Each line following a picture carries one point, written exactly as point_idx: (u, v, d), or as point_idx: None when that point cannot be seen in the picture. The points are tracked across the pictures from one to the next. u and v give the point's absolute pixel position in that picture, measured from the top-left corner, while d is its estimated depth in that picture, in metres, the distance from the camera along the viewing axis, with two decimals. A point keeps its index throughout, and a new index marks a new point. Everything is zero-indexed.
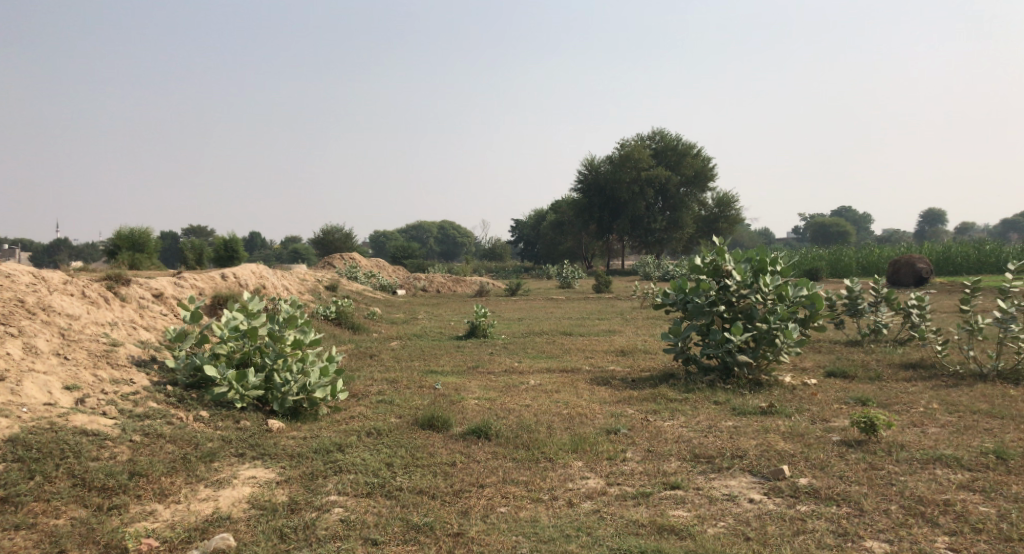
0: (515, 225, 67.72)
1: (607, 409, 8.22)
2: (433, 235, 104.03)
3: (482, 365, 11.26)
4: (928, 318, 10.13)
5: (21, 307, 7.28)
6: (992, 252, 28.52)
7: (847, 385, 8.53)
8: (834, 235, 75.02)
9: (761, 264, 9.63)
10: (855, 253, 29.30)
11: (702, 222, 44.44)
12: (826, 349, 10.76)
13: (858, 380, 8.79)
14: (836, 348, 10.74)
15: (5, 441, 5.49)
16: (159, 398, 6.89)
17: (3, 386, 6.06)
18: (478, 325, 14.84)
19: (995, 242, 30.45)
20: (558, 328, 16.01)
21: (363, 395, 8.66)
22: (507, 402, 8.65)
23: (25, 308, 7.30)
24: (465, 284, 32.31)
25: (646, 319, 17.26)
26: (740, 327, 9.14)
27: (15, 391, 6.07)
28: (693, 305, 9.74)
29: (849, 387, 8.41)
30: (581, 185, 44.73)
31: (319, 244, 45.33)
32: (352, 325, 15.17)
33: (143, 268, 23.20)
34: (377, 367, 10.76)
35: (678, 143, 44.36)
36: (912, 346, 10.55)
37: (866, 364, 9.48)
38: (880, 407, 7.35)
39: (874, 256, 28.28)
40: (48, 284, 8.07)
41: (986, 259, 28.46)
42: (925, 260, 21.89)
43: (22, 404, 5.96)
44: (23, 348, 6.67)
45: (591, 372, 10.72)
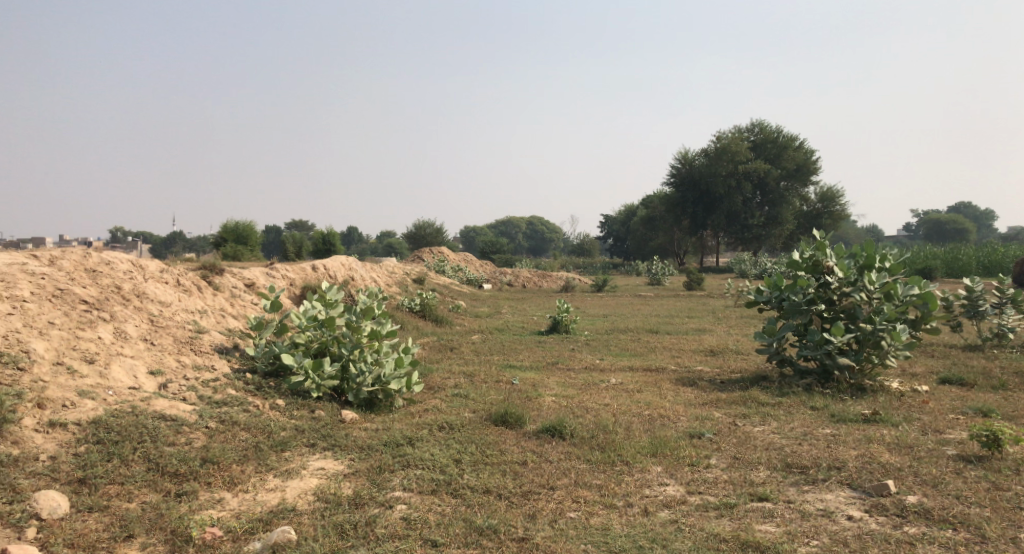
0: (605, 221, 66.95)
1: (691, 412, 7.78)
2: (523, 230, 104.12)
3: (561, 361, 10.90)
4: None
5: (117, 292, 7.19)
6: None
7: (964, 393, 7.77)
8: (949, 233, 71.15)
9: (868, 261, 9.06)
10: (973, 253, 27.44)
11: (803, 218, 42.71)
12: (939, 354, 9.91)
13: (977, 389, 8.03)
14: (950, 353, 9.90)
15: (88, 423, 5.42)
16: (238, 385, 6.67)
17: (92, 369, 5.97)
18: (561, 321, 14.51)
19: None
20: (644, 326, 15.50)
21: (439, 388, 8.46)
22: (586, 400, 8.28)
23: (121, 293, 7.21)
24: (551, 278, 32.03)
25: (739, 319, 16.53)
26: (841, 327, 8.52)
27: (102, 375, 5.97)
28: (789, 303, 9.20)
29: (966, 395, 7.67)
30: (674, 180, 43.83)
31: (410, 238, 45.88)
32: (436, 318, 15.07)
33: (241, 260, 23.82)
34: (456, 360, 10.56)
35: (777, 136, 42.76)
36: None
37: (986, 371, 8.65)
38: (1003, 420, 6.64)
39: (997, 256, 26.41)
40: (145, 271, 8.04)
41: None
42: None
43: (108, 387, 5.86)
44: (113, 332, 6.53)
45: (676, 372, 10.23)
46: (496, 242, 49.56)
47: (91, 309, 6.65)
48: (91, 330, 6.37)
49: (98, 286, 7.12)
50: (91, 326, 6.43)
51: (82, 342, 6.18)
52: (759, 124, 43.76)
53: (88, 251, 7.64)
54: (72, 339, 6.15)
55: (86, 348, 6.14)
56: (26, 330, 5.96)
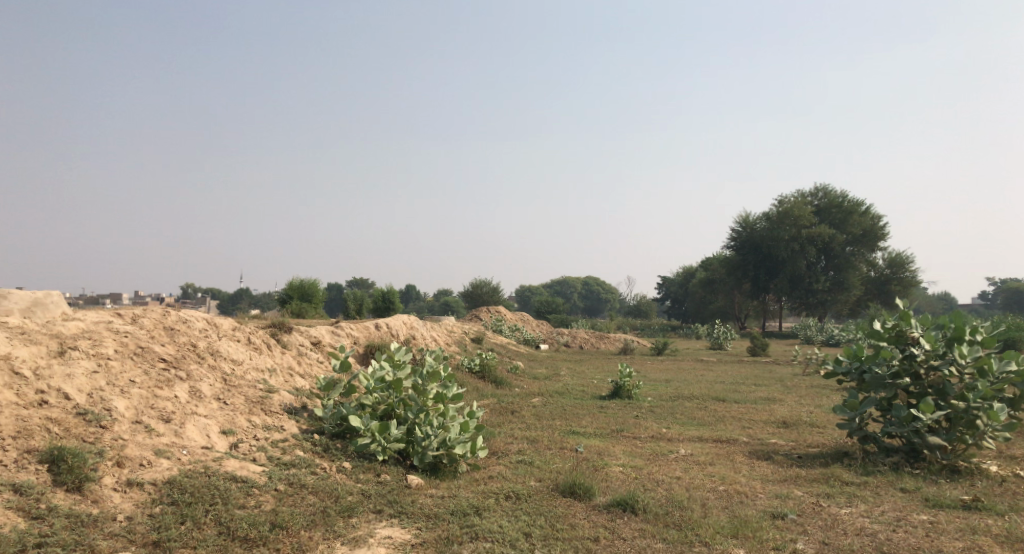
0: (661, 282, 66.39)
1: (769, 489, 7.46)
2: (578, 290, 103.84)
3: (628, 429, 10.59)
4: None
5: (193, 351, 7.23)
6: None
7: None
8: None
9: (957, 332, 8.67)
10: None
11: (870, 284, 41.62)
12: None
13: None
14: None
15: (164, 483, 5.36)
16: (306, 446, 6.57)
17: (169, 428, 5.94)
18: (624, 386, 14.19)
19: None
20: (709, 393, 15.05)
21: (503, 453, 8.24)
22: (656, 472, 7.97)
23: (196, 352, 7.25)
24: (609, 339, 31.69)
25: (808, 388, 15.93)
26: (931, 404, 8.24)
27: (178, 433, 5.94)
28: (871, 375, 8.85)
29: None
30: (734, 243, 43.38)
31: (467, 297, 46.07)
32: (496, 379, 14.88)
33: (303, 317, 24.12)
34: (519, 424, 10.33)
35: (842, 200, 42.04)
36: None
37: None
38: None
39: None
40: (219, 328, 8.11)
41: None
42: None
43: (182, 446, 5.83)
44: (189, 391, 6.53)
45: (748, 444, 9.84)
46: (552, 301, 49.42)
47: (169, 367, 6.67)
48: (169, 389, 6.37)
49: (175, 344, 7.17)
50: (169, 385, 6.44)
51: (160, 400, 6.18)
52: (822, 188, 43.14)
53: (166, 309, 7.73)
54: (151, 398, 6.15)
55: (163, 407, 6.13)
56: (109, 387, 5.99)
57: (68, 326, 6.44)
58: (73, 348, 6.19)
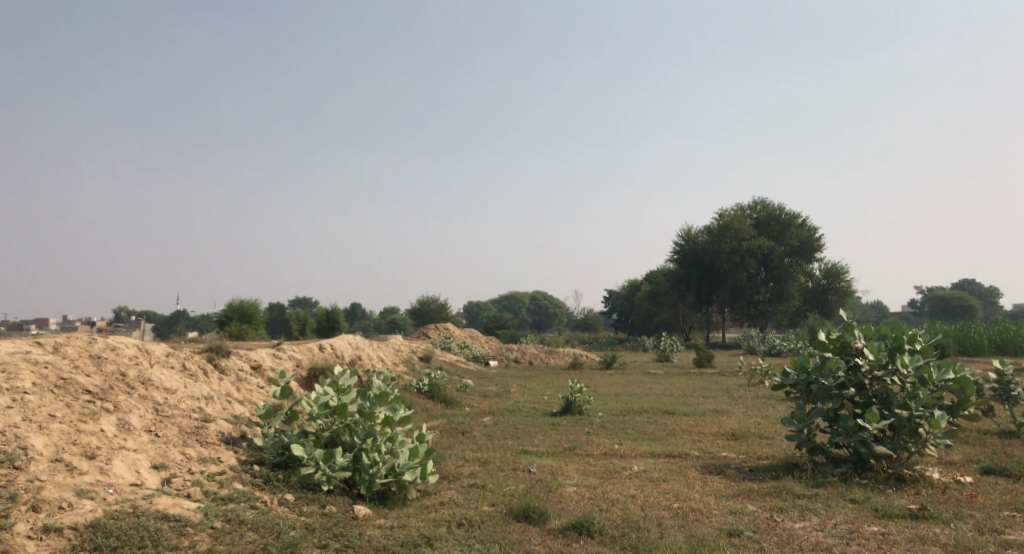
0: (607, 296, 66.82)
1: (723, 505, 7.37)
2: (526, 306, 103.96)
3: (579, 446, 10.43)
4: None
5: (122, 381, 6.83)
6: None
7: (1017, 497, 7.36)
8: (955, 309, 71.11)
9: (897, 342, 8.76)
10: (985, 330, 27.75)
11: (809, 294, 42.51)
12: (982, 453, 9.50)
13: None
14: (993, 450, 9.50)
15: (86, 527, 4.99)
16: (245, 479, 6.23)
17: (93, 465, 5.56)
18: (573, 402, 14.05)
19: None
20: (659, 406, 15.02)
21: (454, 477, 7.99)
22: (609, 491, 7.82)
23: (125, 381, 6.85)
24: (558, 354, 31.64)
25: (755, 399, 16.03)
26: (876, 414, 8.27)
27: (103, 471, 5.56)
28: (818, 387, 8.88)
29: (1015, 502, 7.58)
30: (677, 256, 43.87)
31: (414, 315, 45.64)
32: (445, 398, 14.60)
33: (244, 339, 23.45)
34: (469, 445, 10.09)
35: (780, 213, 42.92)
36: None
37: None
38: None
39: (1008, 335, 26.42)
40: (150, 355, 7.71)
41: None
42: None
43: (108, 485, 5.45)
44: (116, 424, 6.14)
45: (700, 459, 9.77)
46: (501, 317, 49.26)
47: (94, 400, 6.27)
48: (93, 423, 5.98)
49: (102, 374, 6.77)
50: (94, 418, 6.05)
51: (83, 436, 5.79)
52: (761, 201, 43.98)
53: (92, 337, 7.30)
54: (73, 434, 5.76)
55: (87, 443, 5.74)
56: (25, 424, 5.59)
57: None
58: None
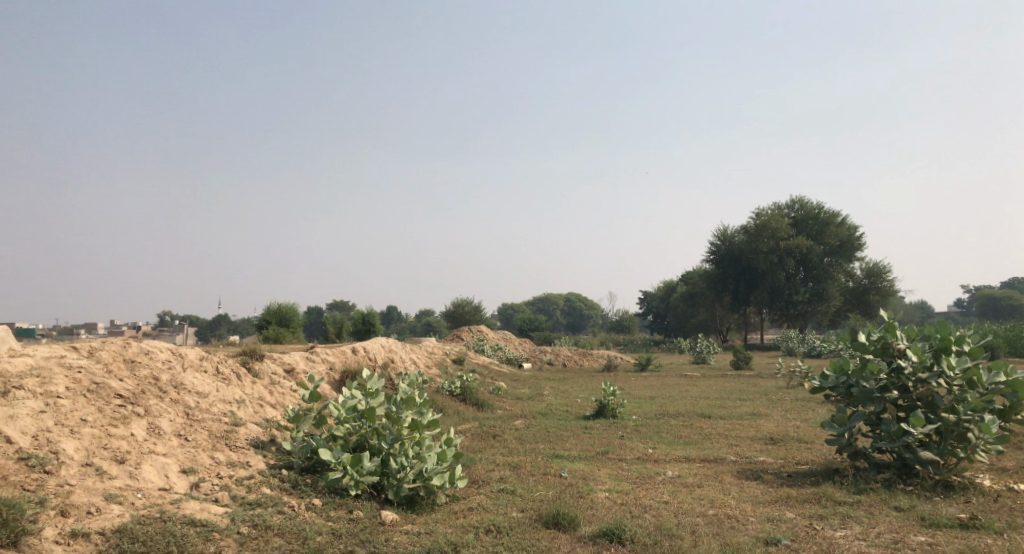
0: (643, 297, 66.32)
1: (761, 512, 7.16)
2: (560, 307, 103.66)
3: (613, 450, 10.25)
4: None
5: (154, 384, 6.84)
6: None
7: None
8: (1001, 309, 69.46)
9: (943, 343, 8.51)
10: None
11: (849, 294, 41.70)
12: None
13: None
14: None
15: (113, 532, 4.97)
16: (273, 483, 6.19)
17: (122, 469, 5.55)
18: (607, 405, 13.86)
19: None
20: (694, 409, 14.76)
21: (484, 482, 7.88)
22: (643, 497, 7.65)
23: (158, 385, 6.86)
24: (592, 357, 31.42)
25: (794, 402, 15.70)
26: (921, 418, 7.99)
27: (132, 475, 5.55)
28: (859, 389, 8.62)
29: None
30: (713, 256, 43.34)
31: (449, 317, 45.74)
32: (478, 401, 14.51)
33: (280, 342, 23.63)
34: (500, 449, 9.98)
35: (819, 212, 42.18)
36: None
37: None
38: None
39: None
40: (183, 358, 7.72)
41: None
42: None
43: (136, 490, 5.44)
44: (146, 428, 6.14)
45: (736, 463, 9.55)
46: (535, 319, 49.10)
47: (125, 404, 6.28)
48: (124, 427, 5.98)
49: (135, 378, 6.78)
50: (124, 422, 6.04)
51: (113, 440, 5.78)
52: (799, 200, 43.28)
53: (126, 340, 7.33)
54: (103, 438, 5.76)
55: (117, 447, 5.74)
56: (56, 428, 5.60)
57: (15, 363, 6.04)
58: (20, 388, 5.79)
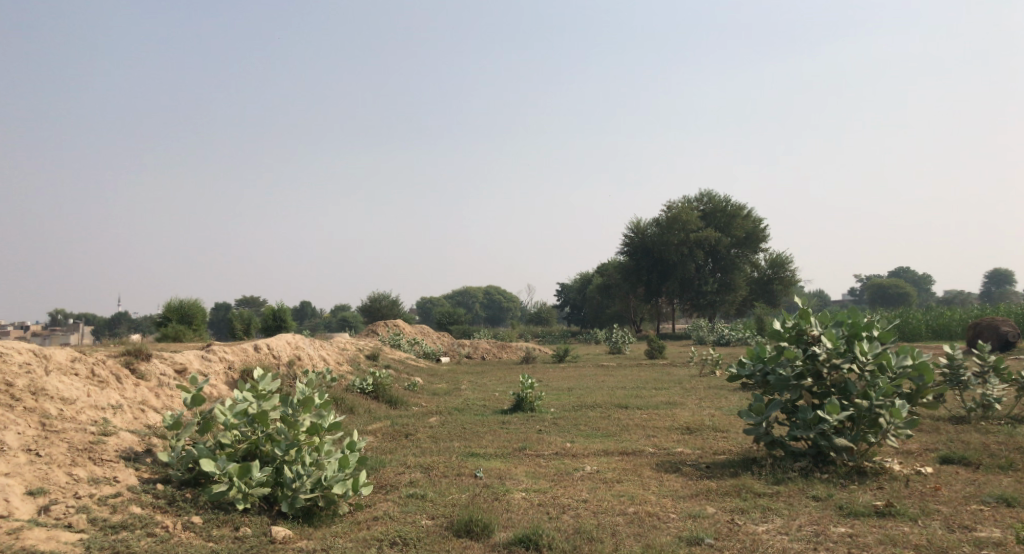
0: (560, 289, 66.62)
1: (681, 507, 6.88)
2: (479, 301, 103.30)
3: (529, 446, 9.84)
4: None
5: (4, 393, 6.06)
6: None
7: (969, 501, 7.05)
8: (893, 297, 73.03)
9: (854, 329, 8.41)
10: (922, 315, 28.30)
11: (754, 284, 42.72)
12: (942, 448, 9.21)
13: (983, 493, 7.24)
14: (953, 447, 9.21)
15: None
16: (144, 501, 5.51)
17: None
18: (525, 398, 13.48)
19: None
20: (612, 400, 14.54)
21: (392, 486, 7.33)
22: (561, 496, 7.26)
23: (8, 394, 6.08)
24: (511, 349, 31.12)
25: (708, 390, 15.67)
26: (836, 405, 7.90)
27: None
28: (775, 377, 8.46)
29: (984, 495, 7.21)
30: (627, 248, 43.61)
31: (365, 312, 44.73)
32: (390, 398, 13.91)
33: (181, 340, 22.35)
34: (412, 449, 9.44)
35: (727, 204, 42.98)
36: None
37: (997, 480, 7.83)
38: None
39: (944, 320, 27.45)
40: (48, 362, 6.89)
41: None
42: (1007, 322, 21.35)
43: None
44: None
45: (655, 455, 9.29)
46: (454, 312, 48.52)
47: None
48: None
49: None
50: None
51: None
52: (707, 193, 43.98)
53: None
54: None
55: None
56: None
57: None
58: None
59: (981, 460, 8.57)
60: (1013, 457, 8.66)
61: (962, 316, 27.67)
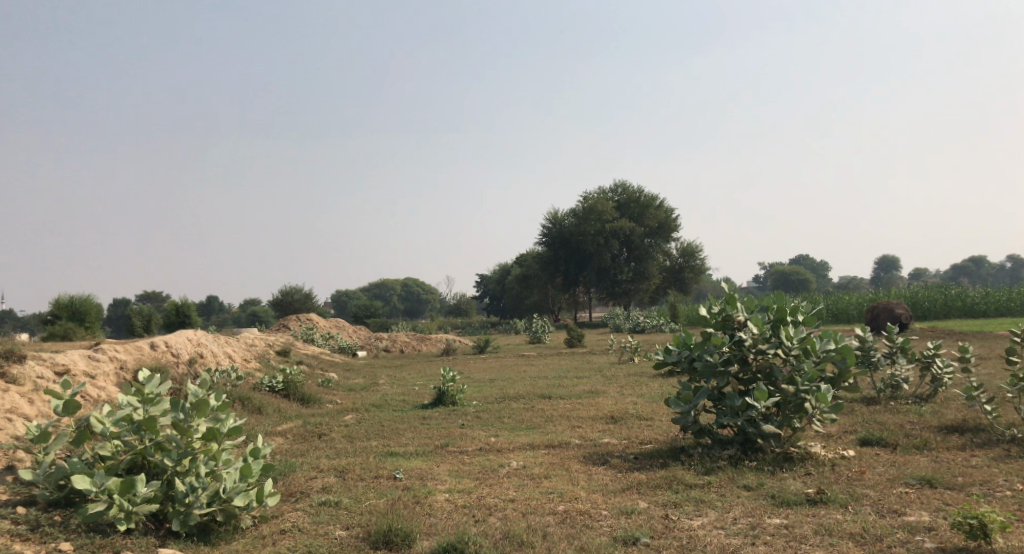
0: (478, 280, 66.15)
1: (612, 502, 6.57)
2: (396, 293, 102.08)
3: (451, 442, 9.36)
4: (948, 369, 10.82)
5: None
6: (960, 296, 27.81)
7: (897, 484, 6.97)
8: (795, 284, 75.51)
9: (779, 314, 8.24)
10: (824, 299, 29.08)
11: (667, 272, 43.26)
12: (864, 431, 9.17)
13: (910, 475, 7.16)
14: (873, 429, 9.19)
15: None
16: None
17: None
18: (445, 392, 12.97)
19: (963, 287, 30.00)
20: (533, 390, 14.18)
21: (302, 494, 6.72)
22: (487, 495, 6.83)
23: None
24: (430, 341, 30.49)
25: (629, 378, 15.48)
26: (764, 391, 7.70)
27: None
28: (702, 364, 8.23)
29: (910, 476, 7.14)
30: (544, 239, 43.48)
31: (278, 306, 43.18)
32: (302, 396, 13.19)
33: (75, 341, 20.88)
34: (325, 451, 8.83)
35: (640, 194, 43.33)
36: (970, 433, 8.96)
37: (920, 461, 7.80)
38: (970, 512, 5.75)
39: (843, 304, 28.30)
40: None
41: (955, 302, 27.66)
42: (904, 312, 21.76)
43: None
44: None
45: (582, 447, 8.96)
46: (371, 305, 47.42)
47: None
48: None
49: None
50: None
51: None
52: (621, 183, 44.20)
53: None
54: None
55: None
56: None
57: None
58: None
59: (901, 441, 8.56)
60: (932, 437, 8.68)
61: (861, 299, 28.61)
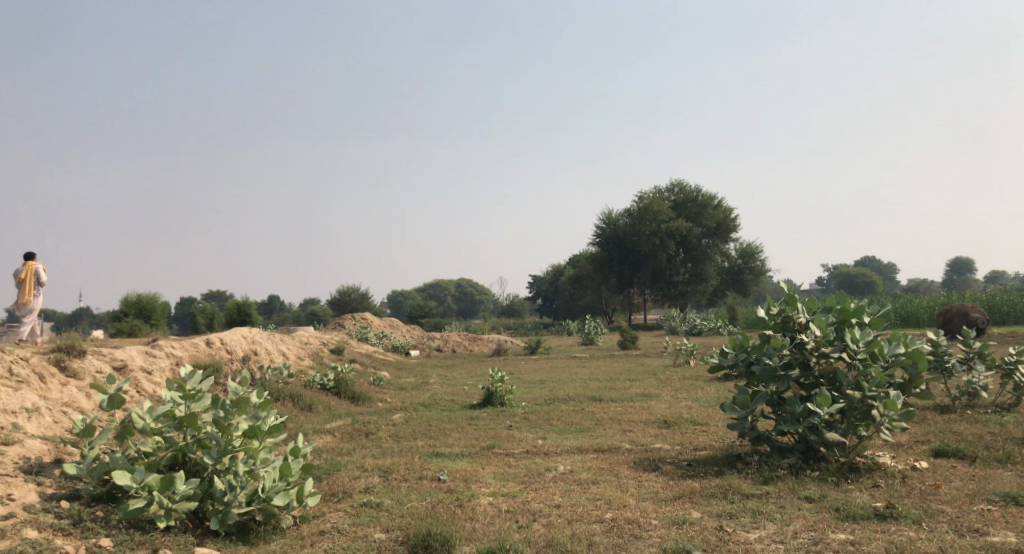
0: (532, 282, 65.95)
1: (663, 511, 6.28)
2: (450, 293, 102.54)
3: (498, 444, 9.16)
4: None
5: None
6: None
7: (973, 500, 6.51)
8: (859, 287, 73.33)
9: (843, 315, 7.85)
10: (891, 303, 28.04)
11: (725, 274, 42.39)
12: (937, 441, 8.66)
13: (990, 491, 6.67)
14: (946, 440, 8.67)
15: None
16: (42, 522, 4.91)
17: None
18: (494, 393, 12.78)
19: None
20: (584, 392, 13.90)
21: (344, 494, 6.58)
22: (532, 500, 6.60)
23: None
24: (482, 341, 30.39)
25: (685, 381, 15.06)
26: (827, 397, 7.31)
27: None
28: (760, 367, 7.87)
29: (989, 492, 6.66)
30: (598, 239, 43.04)
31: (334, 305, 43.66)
32: (352, 395, 13.16)
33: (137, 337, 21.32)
34: (371, 450, 8.71)
35: (697, 194, 42.56)
36: None
37: (998, 476, 7.30)
38: None
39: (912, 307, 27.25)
40: None
41: None
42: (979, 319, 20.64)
43: None
44: None
45: (633, 452, 8.67)
46: (425, 306, 47.63)
47: None
48: None
49: None
50: None
51: None
52: (678, 183, 43.49)
53: None
54: None
55: None
56: None
57: None
58: None
59: (977, 453, 8.04)
60: (1011, 449, 8.14)
61: (931, 302, 27.51)
